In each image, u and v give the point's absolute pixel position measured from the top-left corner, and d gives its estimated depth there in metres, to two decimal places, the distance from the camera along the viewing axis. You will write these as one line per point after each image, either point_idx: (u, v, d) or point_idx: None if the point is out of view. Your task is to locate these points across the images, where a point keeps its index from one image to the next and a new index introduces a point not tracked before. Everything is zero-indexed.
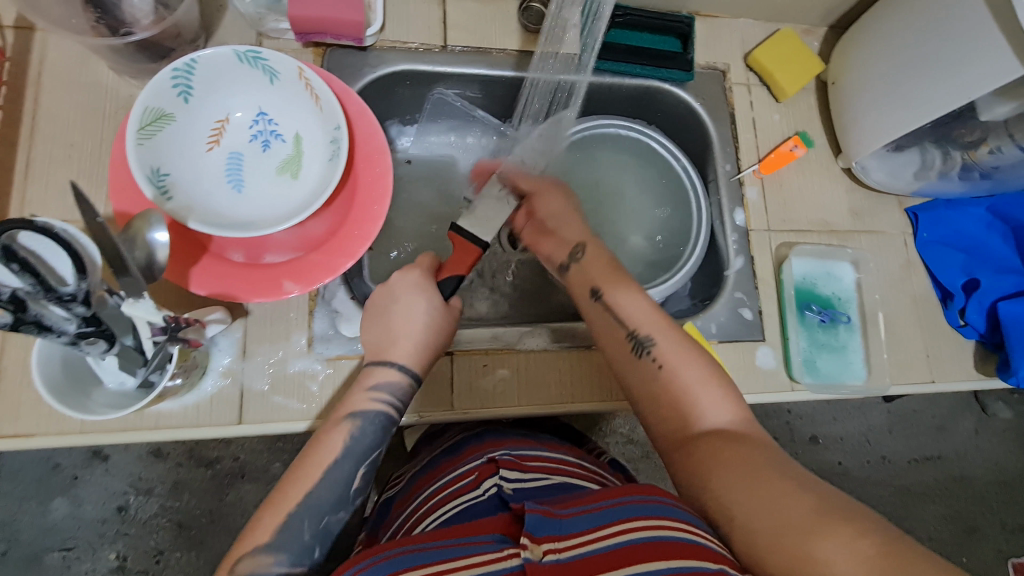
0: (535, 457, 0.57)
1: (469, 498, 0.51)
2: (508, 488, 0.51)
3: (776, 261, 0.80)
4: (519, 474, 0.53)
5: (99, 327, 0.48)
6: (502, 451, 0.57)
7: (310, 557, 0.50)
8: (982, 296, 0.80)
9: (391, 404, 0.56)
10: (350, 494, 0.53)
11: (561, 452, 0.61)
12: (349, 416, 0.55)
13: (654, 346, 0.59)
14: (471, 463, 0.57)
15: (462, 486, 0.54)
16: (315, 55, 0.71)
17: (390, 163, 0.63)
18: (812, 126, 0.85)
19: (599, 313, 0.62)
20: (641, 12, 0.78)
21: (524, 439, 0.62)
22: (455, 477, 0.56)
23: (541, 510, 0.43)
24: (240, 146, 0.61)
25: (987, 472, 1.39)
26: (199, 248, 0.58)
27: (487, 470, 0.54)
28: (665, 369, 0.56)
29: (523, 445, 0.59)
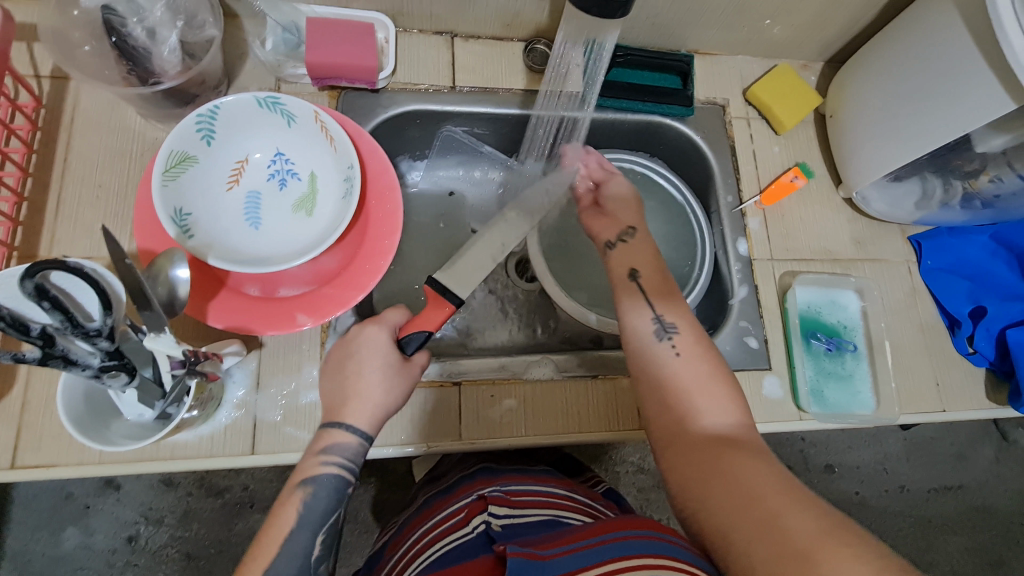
0: (525, 492, 0.59)
1: (458, 536, 0.53)
2: (496, 525, 0.53)
3: (780, 290, 0.80)
4: (508, 509, 0.55)
5: (121, 360, 0.50)
6: (493, 488, 0.59)
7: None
8: (990, 323, 0.80)
9: (344, 468, 0.56)
10: (312, 559, 0.52)
11: (551, 484, 0.62)
12: (302, 484, 0.54)
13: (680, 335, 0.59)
14: (462, 501, 0.59)
15: (453, 524, 0.56)
16: (330, 98, 0.75)
17: (401, 199, 0.65)
18: (811, 157, 0.87)
19: (654, 274, 0.64)
20: (641, 52, 0.81)
21: (518, 476, 0.63)
22: (448, 515, 0.58)
23: (523, 553, 0.44)
24: (258, 186, 0.64)
25: (1011, 503, 1.36)
26: (219, 283, 0.60)
27: (477, 506, 0.56)
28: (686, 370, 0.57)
29: (515, 481, 0.61)
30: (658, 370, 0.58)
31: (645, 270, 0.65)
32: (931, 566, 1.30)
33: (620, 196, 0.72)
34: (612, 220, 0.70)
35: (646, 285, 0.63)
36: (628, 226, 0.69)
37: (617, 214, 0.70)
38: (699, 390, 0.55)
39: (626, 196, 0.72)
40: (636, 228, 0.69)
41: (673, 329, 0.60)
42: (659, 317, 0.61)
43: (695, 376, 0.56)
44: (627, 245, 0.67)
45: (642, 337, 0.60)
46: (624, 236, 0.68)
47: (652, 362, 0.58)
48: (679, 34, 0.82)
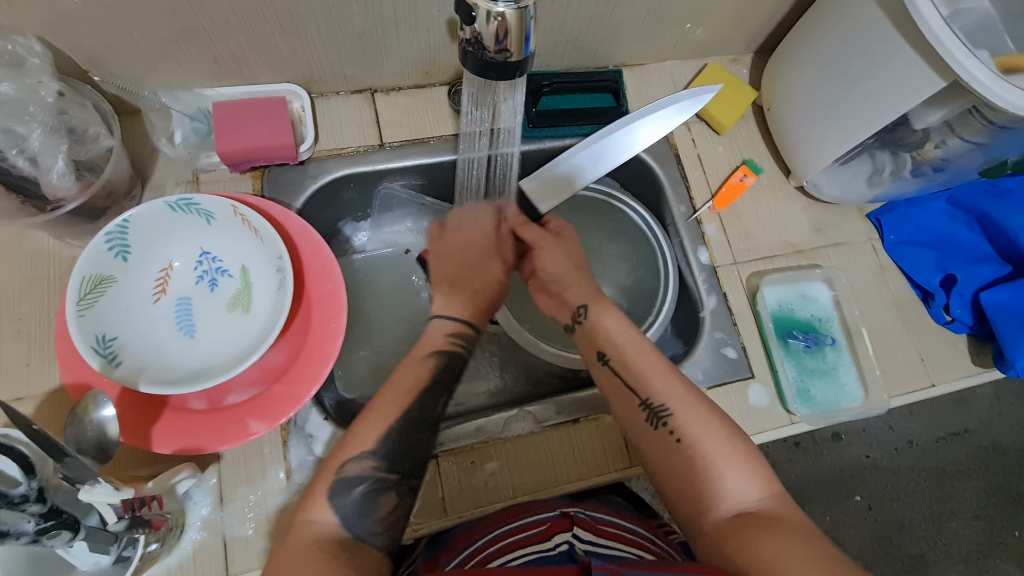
0: (611, 524, 0.60)
1: (538, 551, 0.53)
2: (579, 548, 0.54)
3: (749, 293, 0.79)
4: (592, 536, 0.56)
5: (59, 517, 0.46)
6: (579, 511, 0.61)
7: (405, 466, 0.55)
8: (962, 290, 0.79)
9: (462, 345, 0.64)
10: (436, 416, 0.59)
11: (634, 524, 0.63)
12: (428, 355, 0.62)
13: (677, 393, 0.58)
14: (545, 514, 0.60)
15: (533, 535, 0.56)
16: (253, 180, 0.71)
17: (342, 278, 0.62)
18: (757, 151, 0.85)
19: (625, 347, 0.62)
20: (567, 77, 0.80)
21: (597, 506, 0.65)
22: (526, 524, 0.58)
23: (608, 568, 0.43)
24: (188, 291, 0.61)
25: (1018, 437, 1.36)
26: (160, 404, 0.57)
27: (560, 525, 0.57)
28: (696, 433, 0.55)
29: (596, 510, 0.63)
30: (662, 445, 0.56)
31: (612, 349, 0.62)
32: (951, 516, 1.31)
33: (559, 273, 0.68)
34: (562, 300, 0.67)
35: (618, 366, 0.61)
36: (580, 305, 0.65)
37: (566, 294, 0.67)
38: (720, 460, 0.54)
39: (564, 267, 0.68)
40: (588, 306, 0.65)
41: (665, 410, 0.57)
42: (649, 399, 0.58)
43: (706, 443, 0.54)
44: (588, 326, 0.64)
45: (637, 410, 0.58)
46: (580, 317, 0.65)
47: (651, 438, 0.57)
48: (603, 52, 0.81)
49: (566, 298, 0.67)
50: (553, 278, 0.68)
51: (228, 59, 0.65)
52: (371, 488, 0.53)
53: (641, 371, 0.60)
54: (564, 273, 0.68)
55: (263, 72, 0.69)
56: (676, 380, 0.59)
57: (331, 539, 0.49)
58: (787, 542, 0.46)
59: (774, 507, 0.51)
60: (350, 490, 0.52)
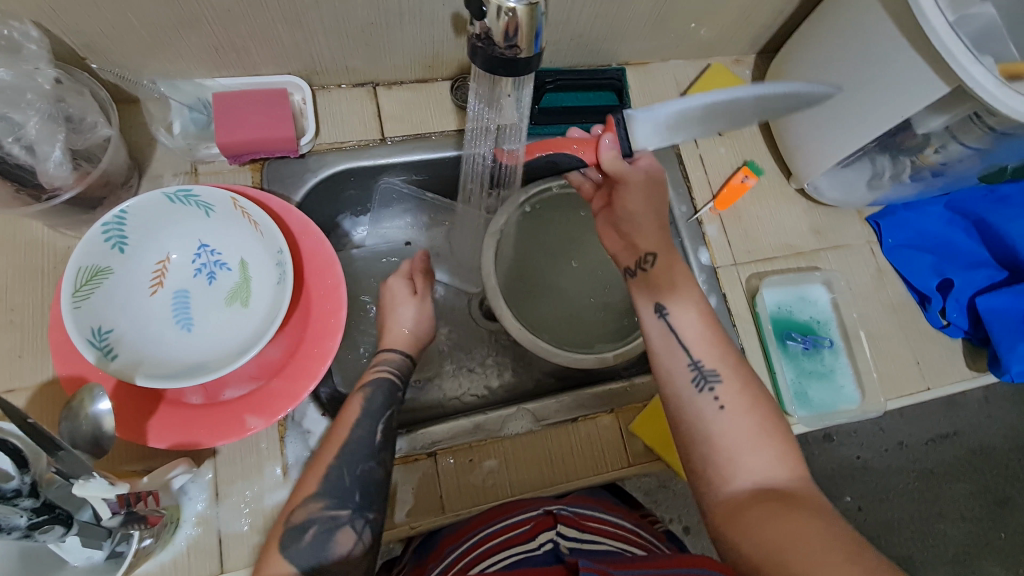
0: (593, 518, 0.59)
1: (525, 551, 0.53)
2: (564, 546, 0.53)
3: (749, 294, 0.79)
4: (577, 532, 0.56)
5: (52, 512, 0.45)
6: (562, 507, 0.60)
7: (352, 500, 0.54)
8: (958, 294, 0.79)
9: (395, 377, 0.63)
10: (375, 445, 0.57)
11: (617, 515, 0.63)
12: (364, 384, 0.61)
13: (728, 363, 0.57)
14: (530, 512, 0.58)
15: (516, 536, 0.55)
16: (253, 172, 0.70)
17: (342, 273, 0.62)
18: (759, 153, 0.86)
19: (682, 306, 0.60)
20: (571, 74, 0.79)
21: (585, 498, 0.64)
22: (511, 523, 0.57)
23: (595, 568, 0.43)
24: (185, 284, 0.60)
25: (1006, 440, 1.37)
26: (156, 398, 0.56)
27: (544, 522, 0.56)
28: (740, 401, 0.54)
29: (582, 502, 0.62)
30: (700, 410, 0.55)
31: (672, 304, 0.60)
32: (939, 517, 1.32)
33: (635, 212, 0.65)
34: (631, 244, 0.65)
35: (674, 322, 0.59)
36: (648, 252, 0.63)
37: (635, 239, 0.65)
38: (752, 439, 0.52)
39: (644, 208, 0.65)
40: (656, 255, 0.63)
41: (715, 377, 0.56)
42: (698, 362, 0.57)
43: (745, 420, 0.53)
44: (646, 275, 0.63)
45: (686, 371, 0.57)
46: (644, 263, 0.63)
47: (692, 402, 0.55)
48: (606, 50, 0.80)
49: (634, 241, 0.65)
50: (628, 215, 0.65)
51: (229, 49, 0.64)
52: (322, 529, 0.52)
53: (690, 337, 0.58)
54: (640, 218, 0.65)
55: (264, 63, 0.68)
56: (720, 350, 0.57)
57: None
58: (809, 521, 0.45)
59: (800, 488, 0.50)
60: (297, 537, 0.52)
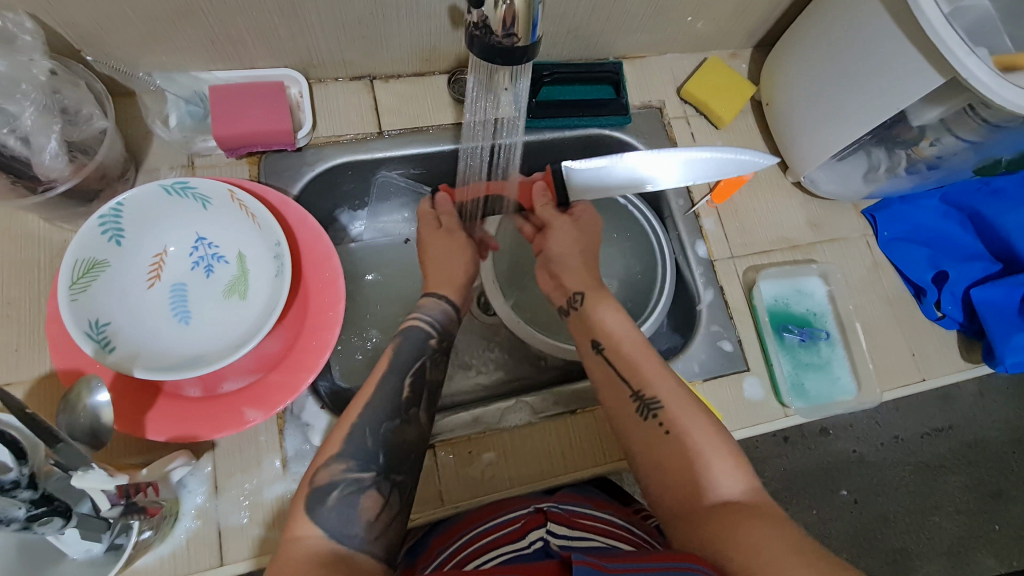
0: (585, 516, 0.60)
1: (514, 549, 0.53)
2: (553, 543, 0.52)
3: (745, 287, 0.79)
4: (567, 529, 0.56)
5: (50, 504, 0.45)
6: (552, 505, 0.60)
7: (376, 462, 0.53)
8: (953, 286, 0.80)
9: (432, 326, 0.64)
10: (401, 402, 0.57)
11: (607, 512, 0.63)
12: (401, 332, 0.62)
13: (673, 386, 0.58)
14: (520, 511, 0.59)
15: (507, 534, 0.56)
16: (250, 165, 0.70)
17: (340, 265, 0.62)
18: (755, 146, 0.86)
19: (617, 341, 0.63)
20: (567, 67, 0.79)
21: (574, 496, 0.65)
22: (501, 523, 0.58)
23: (589, 562, 0.41)
24: (183, 276, 0.60)
25: (1000, 433, 1.38)
26: (154, 391, 0.56)
27: (535, 520, 0.56)
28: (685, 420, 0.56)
29: (570, 500, 0.63)
30: (648, 436, 0.56)
31: (606, 339, 0.63)
32: (934, 510, 1.33)
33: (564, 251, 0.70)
34: (560, 284, 0.70)
35: (609, 355, 0.62)
36: (575, 292, 0.68)
37: (564, 278, 0.69)
38: (707, 454, 0.53)
39: (569, 248, 0.71)
40: (584, 294, 0.67)
41: (656, 403, 0.57)
42: (639, 392, 0.58)
43: (696, 438, 0.54)
44: (581, 313, 0.66)
45: (628, 402, 0.58)
46: (575, 304, 0.67)
47: (639, 429, 0.57)
48: (603, 43, 0.80)
49: (563, 284, 0.69)
50: (555, 257, 0.71)
51: (226, 41, 0.64)
52: (345, 493, 0.50)
53: (635, 364, 0.60)
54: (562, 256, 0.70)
55: (261, 56, 0.68)
56: (665, 374, 0.60)
57: (325, 552, 0.47)
58: (778, 527, 0.46)
59: (760, 499, 0.51)
60: (323, 499, 0.50)
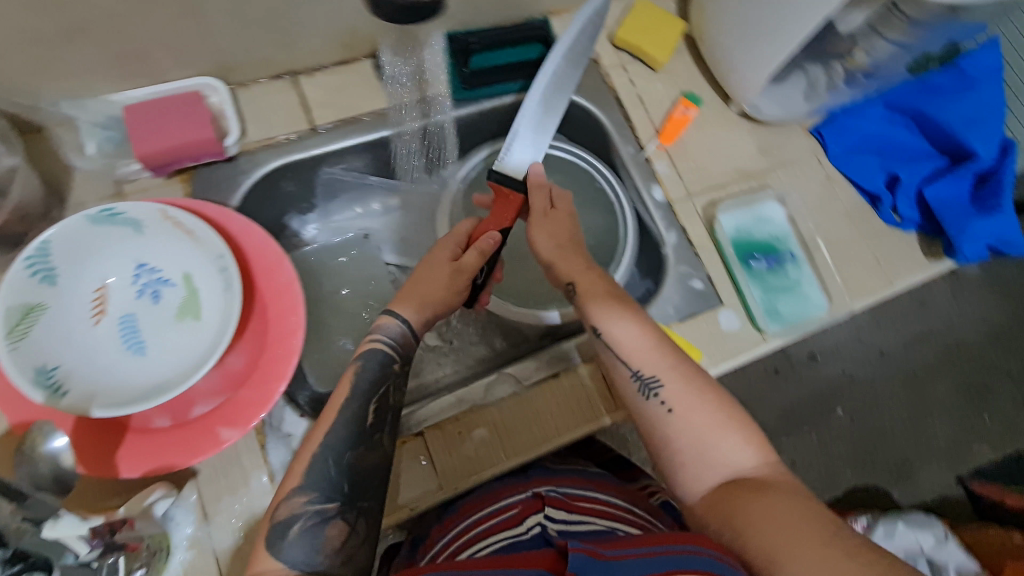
0: (585, 498, 0.59)
1: (513, 535, 0.52)
2: (552, 529, 0.51)
3: (707, 223, 0.79)
4: (566, 513, 0.55)
5: (27, 560, 0.43)
6: (550, 489, 0.59)
7: (342, 492, 0.52)
8: (906, 188, 0.82)
9: (393, 349, 0.58)
10: (366, 429, 0.54)
11: (611, 493, 0.62)
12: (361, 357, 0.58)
13: (676, 364, 0.56)
14: (517, 496, 0.58)
15: (506, 520, 0.55)
16: (182, 183, 0.67)
17: (293, 268, 0.60)
18: (695, 83, 0.85)
19: (614, 321, 0.58)
20: (494, 32, 0.77)
21: (575, 478, 0.63)
22: (501, 508, 0.57)
23: (586, 549, 0.41)
24: (130, 307, 0.58)
25: (978, 328, 1.43)
26: (121, 427, 0.54)
27: (532, 506, 0.55)
28: (688, 398, 0.54)
29: (572, 484, 0.61)
30: (652, 417, 0.54)
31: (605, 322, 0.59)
32: (926, 412, 1.38)
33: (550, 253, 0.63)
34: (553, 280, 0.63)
35: (609, 340, 0.58)
36: (569, 281, 0.62)
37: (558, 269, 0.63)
38: (714, 432, 0.52)
39: (551, 246, 0.63)
40: (576, 284, 0.61)
41: (657, 383, 0.55)
42: (638, 372, 0.56)
43: (701, 418, 0.53)
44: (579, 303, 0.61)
45: (629, 381, 0.56)
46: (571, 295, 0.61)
47: (643, 412, 0.55)
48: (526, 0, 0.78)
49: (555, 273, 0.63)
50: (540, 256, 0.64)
51: (130, 56, 0.60)
52: (306, 526, 0.50)
53: (633, 347, 0.57)
54: (553, 255, 0.63)
55: (171, 67, 0.65)
56: (666, 353, 0.56)
57: None
58: (785, 498, 0.46)
59: (770, 470, 0.50)
60: (283, 533, 0.49)
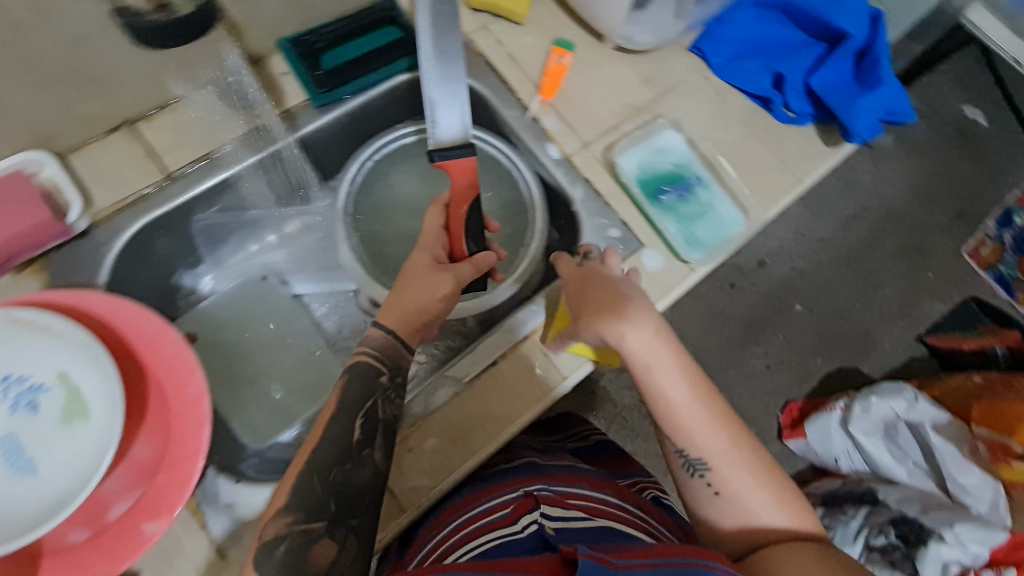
0: (577, 495, 0.60)
1: (507, 534, 0.53)
2: (549, 529, 0.52)
3: (609, 168, 0.77)
4: (561, 510, 0.56)
5: None
6: (543, 488, 0.60)
7: (328, 510, 0.52)
8: (791, 83, 0.81)
9: (381, 362, 0.60)
10: (352, 445, 0.55)
11: (604, 491, 0.63)
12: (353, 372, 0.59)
13: (726, 442, 0.56)
14: (507, 495, 0.59)
15: (497, 518, 0.55)
16: (34, 275, 0.61)
17: (178, 334, 0.55)
18: (563, 28, 0.82)
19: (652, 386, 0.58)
20: (340, 26, 0.73)
21: (566, 476, 0.64)
22: (491, 507, 0.58)
23: (595, 557, 0.42)
24: (4, 428, 0.51)
25: (899, 193, 1.53)
26: (35, 556, 0.49)
27: (525, 504, 0.56)
28: (732, 476, 0.56)
29: (563, 482, 0.63)
30: (696, 491, 0.58)
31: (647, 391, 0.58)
32: (873, 284, 1.45)
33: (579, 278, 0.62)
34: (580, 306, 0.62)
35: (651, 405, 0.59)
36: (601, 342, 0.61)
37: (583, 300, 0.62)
38: (756, 504, 0.56)
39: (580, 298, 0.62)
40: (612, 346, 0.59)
41: (703, 463, 0.56)
42: (686, 450, 0.57)
43: (746, 495, 0.56)
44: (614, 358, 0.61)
45: (675, 457, 0.58)
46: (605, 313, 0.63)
47: (686, 483, 0.58)
48: None
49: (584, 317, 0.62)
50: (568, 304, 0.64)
51: None
52: (293, 544, 0.50)
53: (684, 426, 0.57)
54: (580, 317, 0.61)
55: None
56: (716, 428, 0.57)
57: None
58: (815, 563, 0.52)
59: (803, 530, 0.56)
60: (271, 554, 0.50)
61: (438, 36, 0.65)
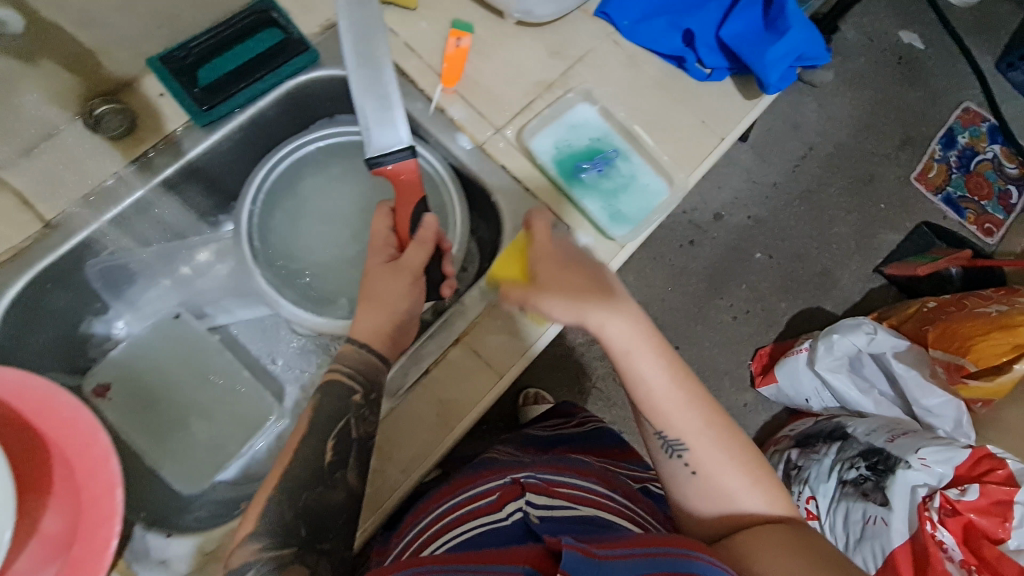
0: (564, 484, 0.56)
1: (492, 522, 0.50)
2: (534, 517, 0.50)
3: (524, 151, 0.74)
4: (547, 499, 0.53)
5: None
6: (528, 475, 0.57)
7: (299, 535, 0.53)
8: (701, 39, 0.78)
9: (356, 381, 0.59)
10: (324, 468, 0.55)
11: (592, 480, 0.59)
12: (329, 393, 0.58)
13: (706, 424, 0.55)
14: (494, 482, 0.56)
15: (484, 506, 0.53)
16: None
17: (72, 396, 0.53)
18: (459, 9, 0.77)
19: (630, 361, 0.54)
20: (210, 39, 0.67)
21: (551, 465, 0.61)
22: (477, 495, 0.55)
23: (580, 547, 0.40)
24: None
25: (846, 128, 1.53)
26: None
27: (511, 492, 0.53)
28: (712, 460, 0.54)
29: (550, 471, 0.59)
30: (672, 472, 0.55)
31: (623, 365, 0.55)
32: (829, 222, 1.46)
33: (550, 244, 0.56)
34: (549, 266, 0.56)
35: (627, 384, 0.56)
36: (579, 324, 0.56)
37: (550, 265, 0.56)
38: (737, 487, 0.54)
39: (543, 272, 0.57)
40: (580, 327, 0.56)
41: (681, 443, 0.54)
42: (664, 431, 0.55)
43: (726, 478, 0.54)
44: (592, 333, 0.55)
45: (652, 437, 0.56)
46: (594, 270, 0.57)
47: (663, 465, 0.56)
48: None
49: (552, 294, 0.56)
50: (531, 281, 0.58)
51: None
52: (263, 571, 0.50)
53: (665, 408, 0.54)
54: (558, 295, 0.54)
55: None
56: (695, 412, 0.55)
57: None
58: (793, 552, 0.50)
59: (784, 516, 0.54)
60: None
61: (358, 40, 0.64)
